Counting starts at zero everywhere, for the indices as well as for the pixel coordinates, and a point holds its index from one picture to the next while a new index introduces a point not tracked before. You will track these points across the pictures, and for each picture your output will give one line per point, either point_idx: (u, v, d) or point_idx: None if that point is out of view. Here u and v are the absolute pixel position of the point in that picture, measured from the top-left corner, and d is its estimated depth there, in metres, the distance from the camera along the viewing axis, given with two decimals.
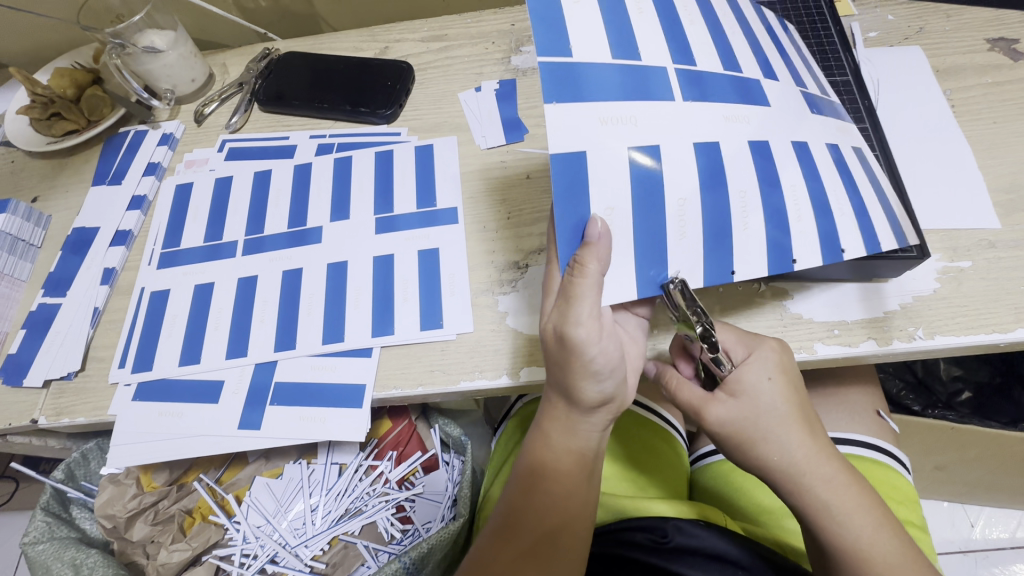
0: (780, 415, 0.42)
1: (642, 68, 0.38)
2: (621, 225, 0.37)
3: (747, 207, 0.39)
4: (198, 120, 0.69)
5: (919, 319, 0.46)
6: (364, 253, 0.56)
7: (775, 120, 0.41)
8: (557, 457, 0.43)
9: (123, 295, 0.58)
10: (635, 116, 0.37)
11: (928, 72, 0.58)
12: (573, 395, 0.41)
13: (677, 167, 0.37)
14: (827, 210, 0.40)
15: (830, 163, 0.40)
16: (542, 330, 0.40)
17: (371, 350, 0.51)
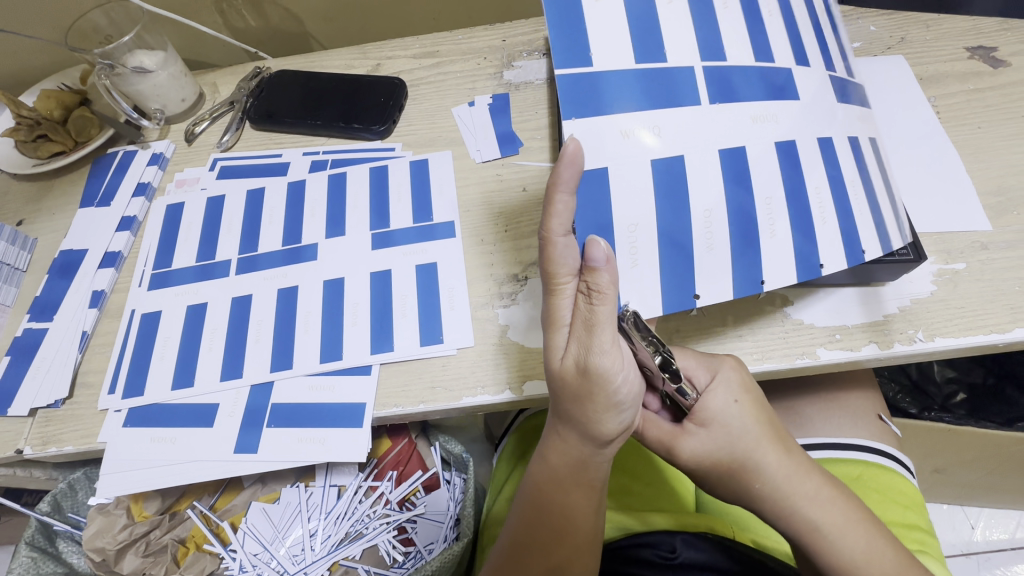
0: (753, 435, 0.43)
1: (663, 70, 0.39)
2: (644, 242, 0.37)
3: (773, 213, 0.39)
4: (189, 139, 0.68)
5: (919, 321, 0.47)
6: (361, 268, 0.55)
7: (807, 115, 0.41)
8: (565, 490, 0.42)
9: (113, 318, 0.57)
10: (658, 124, 0.38)
11: (912, 80, 0.59)
12: (592, 429, 0.39)
13: (703, 177, 0.38)
14: (848, 212, 0.40)
15: (844, 167, 0.41)
16: (558, 365, 0.38)
17: (370, 367, 0.50)
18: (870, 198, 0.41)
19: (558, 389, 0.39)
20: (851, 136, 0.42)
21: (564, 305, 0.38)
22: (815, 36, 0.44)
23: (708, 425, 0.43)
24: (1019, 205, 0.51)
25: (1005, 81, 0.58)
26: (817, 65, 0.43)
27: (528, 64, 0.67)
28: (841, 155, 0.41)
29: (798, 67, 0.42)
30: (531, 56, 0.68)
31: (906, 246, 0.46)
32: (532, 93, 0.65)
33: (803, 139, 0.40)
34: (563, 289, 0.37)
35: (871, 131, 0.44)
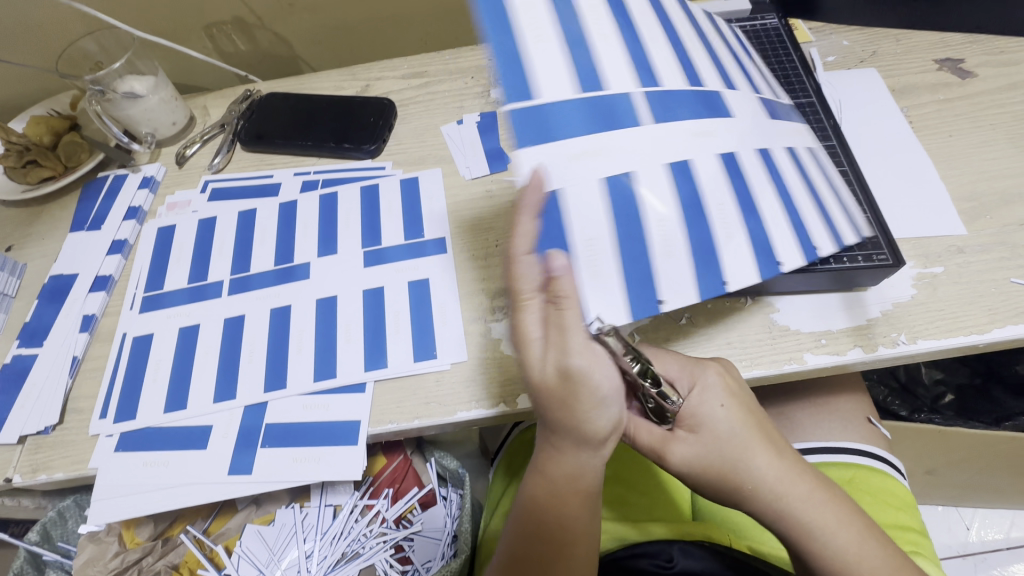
0: (741, 438, 0.43)
1: (606, 97, 0.40)
2: (605, 255, 0.38)
3: (725, 218, 0.40)
4: (180, 162, 0.68)
5: (901, 325, 0.48)
6: (353, 286, 0.55)
7: (743, 130, 0.43)
8: (562, 498, 0.42)
9: (104, 342, 0.56)
10: (606, 145, 0.39)
11: (884, 92, 0.62)
12: (582, 431, 0.39)
13: (653, 190, 0.39)
14: (795, 213, 0.42)
15: (782, 175, 0.43)
16: (537, 376, 0.38)
17: (365, 385, 0.50)
18: (811, 199, 0.43)
19: (540, 401, 0.39)
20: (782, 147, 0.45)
21: (533, 321, 0.38)
22: (739, 68, 0.49)
23: (691, 430, 0.44)
24: (991, 209, 0.52)
25: (972, 91, 0.60)
26: (742, 89, 0.46)
27: None
28: (778, 163, 0.43)
29: (726, 91, 0.45)
30: None
31: (884, 251, 0.47)
32: None
33: (741, 150, 0.42)
34: (528, 304, 0.37)
35: (805, 141, 0.47)
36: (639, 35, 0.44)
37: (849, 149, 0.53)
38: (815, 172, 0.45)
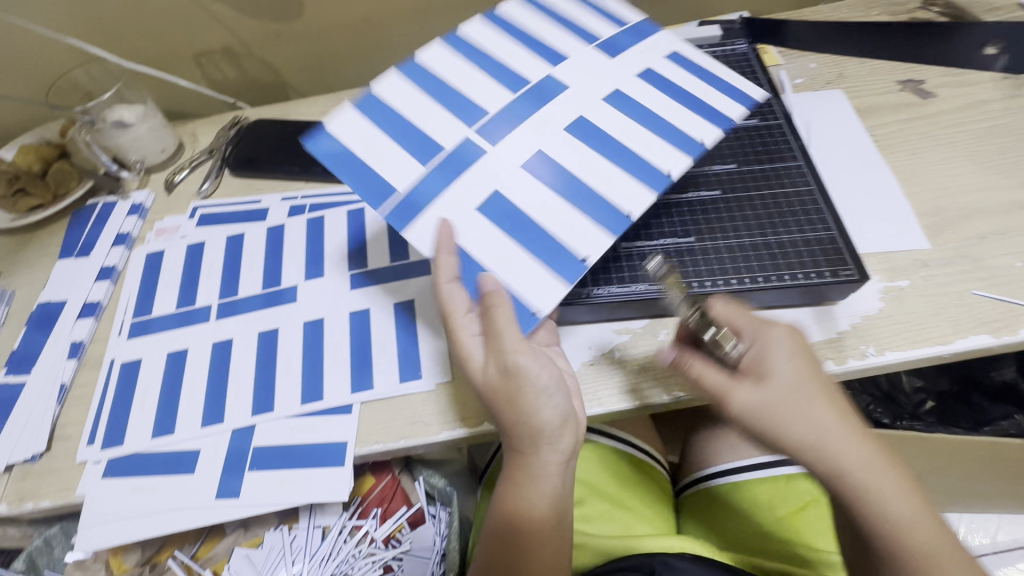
0: (807, 392, 0.41)
1: (449, 154, 0.46)
2: (510, 254, 0.44)
3: (602, 167, 0.47)
4: (169, 188, 0.70)
5: (869, 337, 0.49)
6: (340, 308, 0.57)
7: (581, 90, 0.50)
8: (532, 503, 0.43)
9: (92, 369, 0.57)
10: (466, 183, 0.45)
11: (850, 112, 0.64)
12: (534, 427, 0.41)
13: (527, 187, 0.46)
14: (657, 128, 0.49)
15: (628, 104, 0.50)
16: (483, 378, 0.42)
17: (351, 406, 0.51)
18: (665, 114, 0.50)
19: (495, 413, 0.42)
20: (627, 80, 0.52)
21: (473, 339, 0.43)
22: (567, 31, 0.54)
23: (759, 379, 0.42)
24: (953, 224, 0.55)
25: (933, 111, 0.63)
26: (572, 53, 0.53)
27: None
28: (628, 99, 0.50)
29: (551, 68, 0.51)
30: None
31: (850, 266, 0.49)
32: None
33: (586, 108, 0.49)
34: (461, 326, 0.43)
35: (645, 59, 0.53)
36: (430, 65, 0.50)
37: (816, 170, 0.55)
38: (661, 86, 0.52)
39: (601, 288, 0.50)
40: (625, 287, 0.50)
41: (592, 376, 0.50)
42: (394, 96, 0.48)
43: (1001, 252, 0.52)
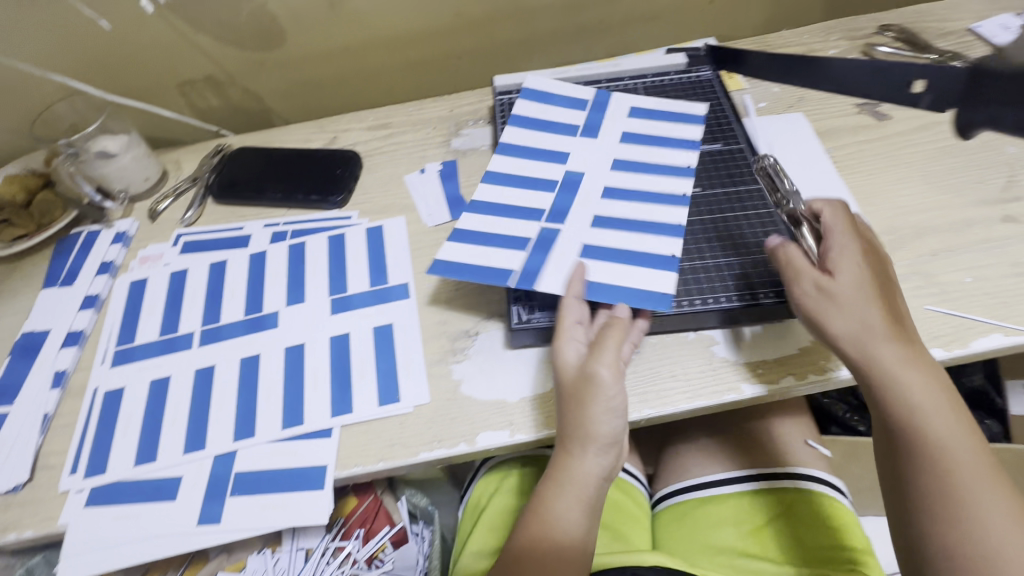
0: (862, 290, 0.45)
1: (538, 238, 0.54)
2: (634, 272, 0.52)
3: (654, 189, 0.58)
4: (152, 216, 0.71)
5: (828, 353, 0.52)
6: (320, 333, 0.58)
7: (597, 145, 0.63)
8: (566, 505, 0.47)
9: (75, 398, 0.58)
10: (564, 245, 0.54)
11: (811, 134, 0.67)
12: (588, 433, 0.46)
13: (613, 228, 0.55)
14: (670, 148, 0.62)
15: (637, 141, 0.63)
16: (564, 369, 0.48)
17: (331, 430, 0.52)
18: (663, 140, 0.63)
19: (559, 410, 0.48)
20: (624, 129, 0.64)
21: (572, 347, 0.49)
22: (557, 119, 0.66)
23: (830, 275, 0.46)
24: (906, 241, 0.58)
25: (888, 132, 0.66)
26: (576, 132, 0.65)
27: (474, 133, 0.75)
28: (637, 140, 0.63)
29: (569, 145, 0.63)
30: (477, 125, 0.75)
31: None
32: (478, 159, 0.71)
33: (612, 157, 0.61)
34: (564, 333, 0.49)
35: (624, 104, 0.67)
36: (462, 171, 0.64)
37: None
38: (649, 120, 0.65)
39: None
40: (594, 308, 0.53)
41: None
42: (484, 201, 0.58)
43: (951, 268, 0.55)
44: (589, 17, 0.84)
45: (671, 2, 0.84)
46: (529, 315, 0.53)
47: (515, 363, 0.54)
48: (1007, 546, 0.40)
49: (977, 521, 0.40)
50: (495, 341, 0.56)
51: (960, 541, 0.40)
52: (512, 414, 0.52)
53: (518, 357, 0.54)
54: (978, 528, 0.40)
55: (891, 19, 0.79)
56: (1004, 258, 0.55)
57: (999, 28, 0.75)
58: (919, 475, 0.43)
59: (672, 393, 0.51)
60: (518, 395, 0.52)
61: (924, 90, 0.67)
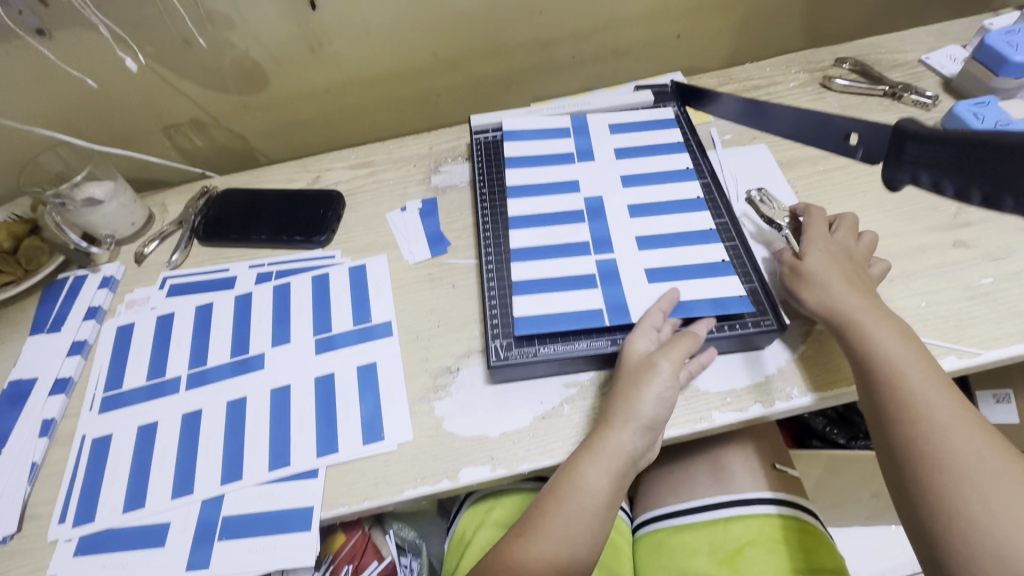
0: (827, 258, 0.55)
1: (602, 274, 0.59)
2: (697, 284, 0.57)
3: (674, 193, 0.65)
4: (139, 260, 0.72)
5: (793, 380, 0.54)
6: (306, 374, 0.59)
7: (600, 169, 0.69)
8: (599, 474, 0.49)
9: (63, 445, 0.58)
10: (631, 276, 0.59)
11: (774, 165, 0.71)
12: (636, 412, 0.50)
13: (661, 246, 0.61)
14: (674, 152, 0.69)
15: (641, 155, 0.70)
16: (629, 351, 0.53)
17: (317, 470, 0.54)
18: (661, 151, 0.70)
19: (614, 388, 0.52)
20: (617, 148, 0.71)
21: (649, 338, 0.53)
22: (553, 156, 0.70)
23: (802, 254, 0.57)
24: None
25: (846, 162, 0.70)
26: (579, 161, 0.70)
27: (452, 169, 0.77)
28: (642, 156, 0.69)
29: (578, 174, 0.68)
30: (455, 161, 0.78)
31: (770, 315, 0.55)
32: (458, 196, 0.74)
33: (620, 175, 0.68)
34: (646, 325, 0.54)
35: (606, 122, 0.74)
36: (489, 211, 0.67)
37: (737, 223, 0.63)
38: (637, 133, 0.72)
39: (548, 346, 0.55)
40: (570, 344, 0.55)
41: (541, 429, 0.54)
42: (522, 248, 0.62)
43: (907, 293, 0.58)
44: (562, 55, 0.88)
45: (639, 38, 0.88)
46: (507, 351, 0.55)
47: (494, 398, 0.56)
48: (962, 448, 0.43)
49: (936, 427, 0.44)
50: (475, 377, 0.57)
51: (922, 444, 0.44)
52: (492, 448, 0.53)
53: (497, 392, 0.56)
54: (935, 432, 0.44)
55: (847, 52, 0.83)
56: (955, 282, 0.58)
57: (948, 59, 0.79)
58: (882, 394, 0.47)
59: None
60: (498, 429, 0.54)
61: (858, 141, 0.69)
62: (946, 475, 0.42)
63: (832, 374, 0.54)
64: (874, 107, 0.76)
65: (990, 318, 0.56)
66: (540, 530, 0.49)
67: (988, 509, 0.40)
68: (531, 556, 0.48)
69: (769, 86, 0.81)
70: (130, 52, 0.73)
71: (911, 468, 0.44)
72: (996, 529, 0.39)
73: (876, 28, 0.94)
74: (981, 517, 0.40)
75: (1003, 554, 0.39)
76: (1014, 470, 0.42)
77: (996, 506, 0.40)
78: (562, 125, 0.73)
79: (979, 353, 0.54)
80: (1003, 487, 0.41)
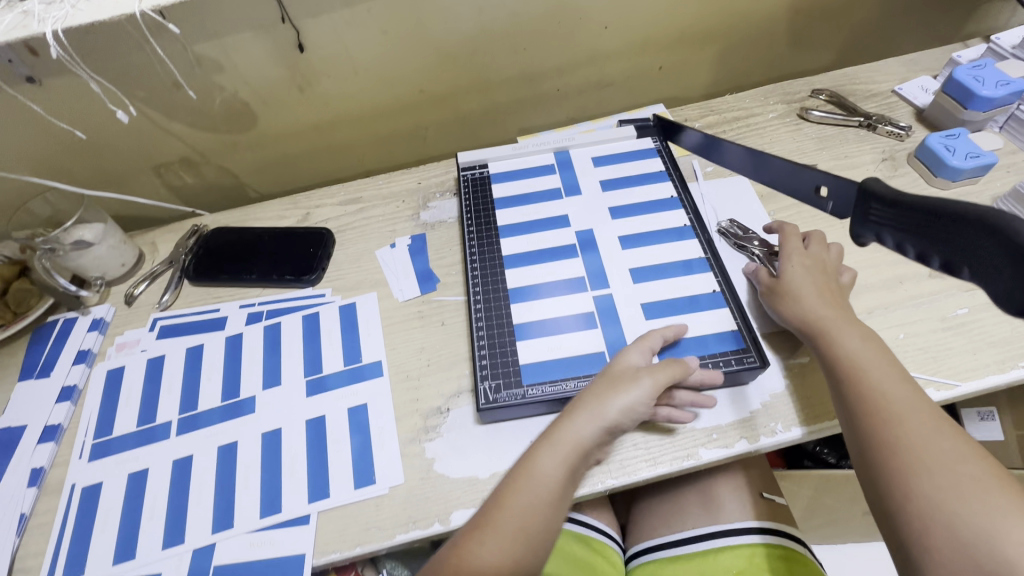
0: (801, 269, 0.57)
1: (600, 310, 0.60)
2: (692, 319, 0.59)
3: (661, 221, 0.67)
4: (129, 301, 0.73)
5: (777, 415, 0.55)
6: (296, 417, 0.60)
7: (585, 204, 0.70)
8: (556, 467, 0.48)
9: (52, 495, 0.58)
10: (630, 314, 0.59)
11: (755, 197, 0.72)
12: (604, 412, 0.50)
13: (654, 280, 0.62)
14: (659, 182, 0.71)
15: (627, 188, 0.71)
16: (615, 362, 0.53)
17: (309, 516, 0.54)
18: (645, 182, 0.71)
19: (589, 387, 0.53)
20: (601, 181, 0.72)
21: (640, 354, 0.54)
22: (542, 194, 0.72)
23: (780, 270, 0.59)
24: None
25: None
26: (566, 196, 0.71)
27: (441, 205, 0.78)
28: (628, 188, 0.71)
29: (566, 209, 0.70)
30: (443, 197, 0.79)
31: (753, 352, 0.56)
32: (446, 231, 0.75)
33: (607, 207, 0.69)
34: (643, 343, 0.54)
35: (588, 156, 0.75)
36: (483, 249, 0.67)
37: (717, 257, 0.63)
38: (620, 165, 0.73)
39: (536, 387, 0.56)
40: (559, 385, 0.56)
41: None
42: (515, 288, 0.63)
43: (886, 325, 0.60)
44: (547, 89, 0.90)
45: (622, 71, 0.90)
46: (496, 394, 0.56)
47: (484, 440, 0.56)
48: (915, 430, 0.44)
49: (892, 414, 0.46)
50: (465, 417, 0.58)
51: (878, 429, 0.45)
52: (483, 491, 0.54)
53: (486, 434, 0.57)
54: (891, 418, 0.45)
55: (823, 83, 0.86)
56: (932, 314, 0.60)
57: (920, 90, 0.81)
58: (843, 389, 0.49)
59: (634, 462, 0.54)
60: (488, 471, 0.54)
61: (829, 194, 0.64)
62: (900, 456, 0.44)
63: (826, 408, 0.55)
64: (850, 138, 0.78)
65: (965, 349, 0.57)
66: (493, 522, 0.46)
67: (938, 484, 0.41)
68: (484, 550, 0.45)
69: (749, 117, 0.83)
70: (121, 104, 0.74)
71: (869, 453, 0.45)
72: (946, 503, 0.41)
73: (851, 57, 0.97)
74: (933, 493, 0.41)
75: (953, 526, 0.40)
76: (963, 448, 0.43)
77: (945, 482, 0.41)
78: (547, 162, 0.75)
79: (956, 385, 0.55)
80: (953, 464, 0.42)
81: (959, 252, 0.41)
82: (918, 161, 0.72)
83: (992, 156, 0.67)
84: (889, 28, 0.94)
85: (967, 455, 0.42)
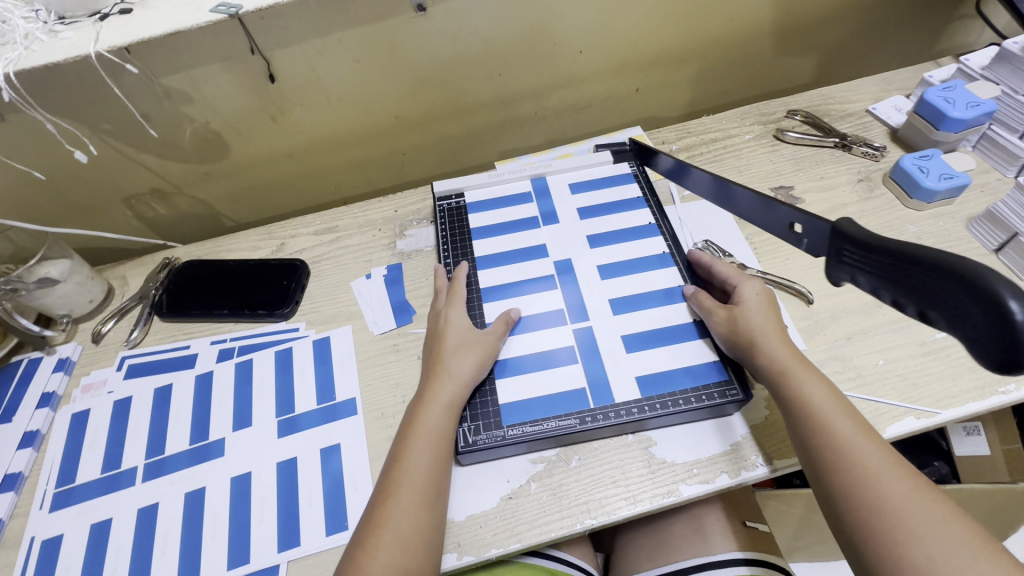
0: (756, 306, 0.56)
1: (580, 346, 0.59)
2: (674, 352, 0.58)
3: (638, 248, 0.66)
4: (96, 339, 0.70)
5: (759, 447, 0.54)
6: (266, 460, 0.58)
7: (562, 234, 0.69)
8: (435, 421, 0.53)
9: (8, 550, 0.55)
10: (611, 347, 0.59)
11: (731, 222, 0.72)
12: (454, 366, 0.56)
13: (632, 310, 0.61)
14: (637, 209, 0.70)
15: (607, 215, 0.70)
16: (445, 326, 0.60)
17: (278, 566, 0.52)
18: (624, 209, 0.71)
19: (437, 354, 0.58)
20: (578, 207, 0.71)
21: (461, 311, 0.61)
22: (518, 223, 0.71)
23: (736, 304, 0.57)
24: (823, 325, 0.62)
25: None
26: (544, 224, 0.70)
27: (418, 233, 0.77)
28: (607, 215, 0.70)
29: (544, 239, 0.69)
30: (420, 225, 0.78)
31: (736, 384, 0.55)
32: (423, 260, 0.74)
33: (584, 236, 0.68)
34: (455, 301, 0.62)
35: (565, 182, 0.75)
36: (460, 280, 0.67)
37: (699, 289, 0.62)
38: (598, 191, 0.73)
39: (516, 428, 0.55)
40: (538, 425, 0.55)
41: (509, 511, 0.53)
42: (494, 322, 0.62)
43: (865, 351, 0.59)
44: (525, 112, 0.89)
45: (599, 93, 0.90)
46: (475, 436, 0.54)
47: (460, 481, 0.55)
48: (895, 487, 0.43)
49: (867, 473, 0.44)
50: None
51: (854, 487, 0.44)
52: (459, 535, 0.52)
53: (462, 475, 0.55)
54: (867, 478, 0.44)
55: (798, 103, 0.86)
56: (911, 338, 0.60)
57: (893, 109, 0.82)
58: (815, 442, 0.47)
59: (613, 500, 0.52)
60: (464, 512, 0.53)
61: (803, 232, 0.53)
62: (883, 520, 0.42)
63: None
64: (826, 158, 0.78)
65: (945, 374, 0.57)
66: (398, 491, 0.49)
67: (926, 553, 0.40)
68: (399, 509, 0.48)
69: (725, 139, 0.83)
70: (80, 144, 0.73)
71: (851, 517, 0.44)
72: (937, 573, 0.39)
73: (827, 75, 0.98)
74: (924, 564, 0.40)
75: None
76: (942, 509, 0.42)
77: (934, 550, 0.40)
78: (524, 189, 0.75)
79: (936, 413, 0.54)
80: (939, 529, 0.41)
81: (938, 305, 0.40)
82: (892, 182, 0.72)
83: (965, 177, 0.68)
84: (862, 47, 0.95)
85: (951, 516, 0.41)
